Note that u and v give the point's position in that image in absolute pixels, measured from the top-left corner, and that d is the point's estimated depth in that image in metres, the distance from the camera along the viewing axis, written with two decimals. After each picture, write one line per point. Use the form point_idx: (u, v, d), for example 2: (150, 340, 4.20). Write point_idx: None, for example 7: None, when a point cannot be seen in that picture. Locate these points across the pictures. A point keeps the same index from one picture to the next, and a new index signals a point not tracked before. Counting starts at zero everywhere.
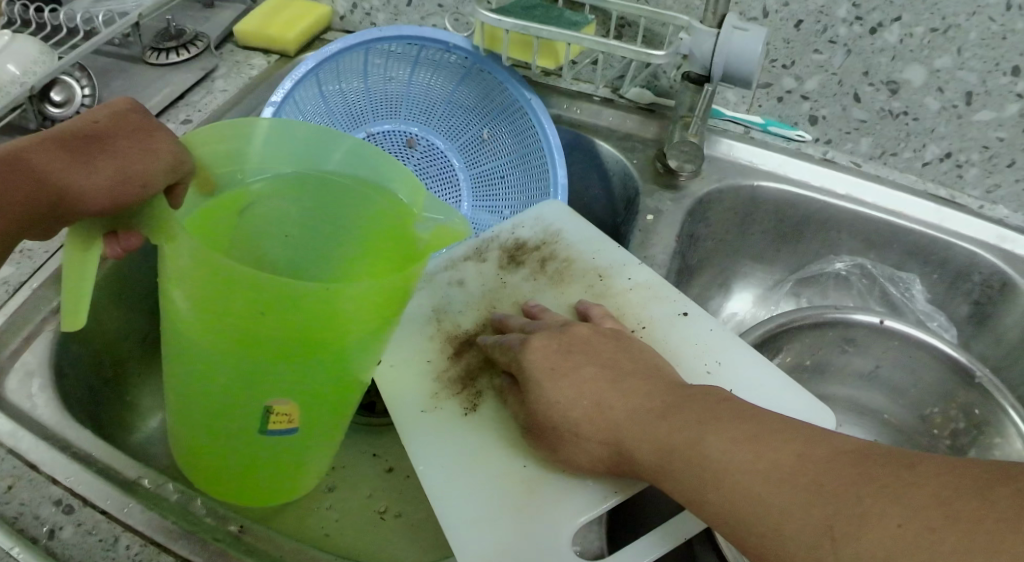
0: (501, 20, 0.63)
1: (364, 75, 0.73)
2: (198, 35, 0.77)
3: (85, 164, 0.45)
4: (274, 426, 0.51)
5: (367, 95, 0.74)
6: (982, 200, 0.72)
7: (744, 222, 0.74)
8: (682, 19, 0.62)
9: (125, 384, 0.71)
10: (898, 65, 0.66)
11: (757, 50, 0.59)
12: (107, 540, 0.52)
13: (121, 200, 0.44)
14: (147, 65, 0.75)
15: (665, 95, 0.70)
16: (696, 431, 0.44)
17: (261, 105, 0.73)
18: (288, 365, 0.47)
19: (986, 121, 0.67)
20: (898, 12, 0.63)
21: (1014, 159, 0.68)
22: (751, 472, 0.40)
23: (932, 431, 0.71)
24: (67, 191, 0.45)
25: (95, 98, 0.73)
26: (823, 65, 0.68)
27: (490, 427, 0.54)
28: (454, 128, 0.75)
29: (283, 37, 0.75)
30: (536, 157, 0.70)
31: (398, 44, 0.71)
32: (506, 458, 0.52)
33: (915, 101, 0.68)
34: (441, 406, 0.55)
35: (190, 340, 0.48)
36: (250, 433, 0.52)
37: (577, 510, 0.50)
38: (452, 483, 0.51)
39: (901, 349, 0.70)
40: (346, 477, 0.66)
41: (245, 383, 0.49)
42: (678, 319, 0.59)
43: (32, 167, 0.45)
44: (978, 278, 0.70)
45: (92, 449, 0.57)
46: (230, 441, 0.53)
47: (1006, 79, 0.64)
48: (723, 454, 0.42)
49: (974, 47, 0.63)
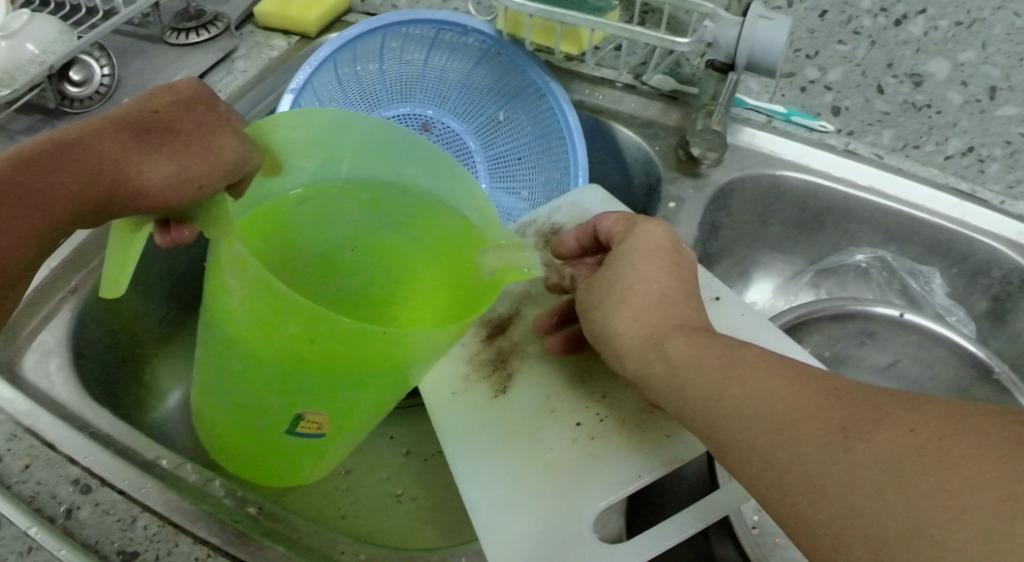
0: (524, 6, 0.62)
1: (377, 60, 0.73)
2: (218, 16, 0.77)
3: (150, 158, 0.49)
4: (303, 429, 0.53)
5: (381, 79, 0.74)
6: (1002, 195, 0.71)
7: (765, 213, 0.74)
8: (707, 7, 0.60)
9: (143, 363, 0.72)
10: (921, 58, 0.66)
11: (780, 40, 0.58)
12: (125, 520, 0.52)
13: (178, 199, 0.48)
14: (168, 45, 0.75)
15: (688, 83, 0.69)
16: (718, 374, 0.44)
17: (282, 86, 0.73)
18: (319, 379, 0.49)
19: (1010, 116, 0.66)
20: (923, 4, 0.63)
21: None
22: (771, 420, 0.40)
23: None
24: (130, 182, 0.48)
25: (113, 78, 0.72)
26: (847, 56, 0.68)
27: (518, 410, 0.55)
28: (470, 111, 0.75)
29: (303, 19, 0.75)
30: (553, 138, 0.70)
31: (412, 27, 0.71)
32: (532, 443, 0.53)
33: (938, 95, 0.67)
34: (471, 388, 0.57)
35: (230, 329, 0.51)
36: (276, 430, 0.54)
37: (599, 494, 0.50)
38: (476, 458, 0.53)
39: (920, 344, 0.70)
40: (362, 461, 0.66)
41: (275, 388, 0.51)
42: (712, 304, 0.58)
43: (100, 152, 0.49)
44: (998, 274, 0.70)
45: (109, 429, 0.57)
46: (257, 430, 0.55)
47: None
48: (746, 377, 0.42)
49: (999, 41, 0.62)
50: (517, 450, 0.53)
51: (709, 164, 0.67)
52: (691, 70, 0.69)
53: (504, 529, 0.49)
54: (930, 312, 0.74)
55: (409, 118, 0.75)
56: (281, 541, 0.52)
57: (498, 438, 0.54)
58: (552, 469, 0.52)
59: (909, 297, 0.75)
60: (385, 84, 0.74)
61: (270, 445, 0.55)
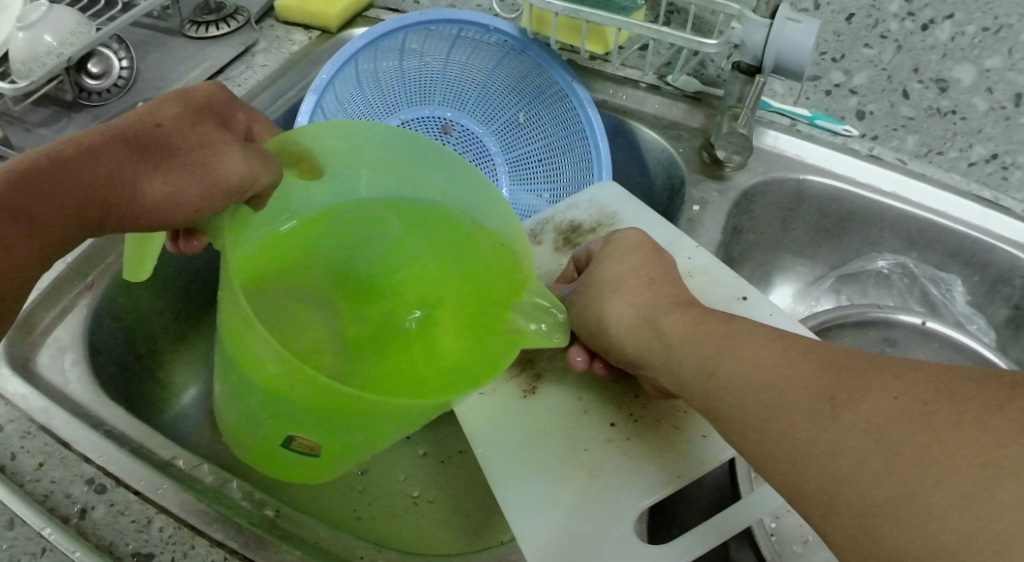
0: (550, 3, 0.61)
1: (397, 60, 0.73)
2: (238, 9, 0.76)
3: (155, 171, 0.48)
4: (298, 447, 0.54)
5: (400, 80, 0.74)
6: None
7: (788, 217, 0.74)
8: (734, 8, 0.60)
9: (159, 358, 0.71)
10: (947, 63, 0.65)
11: (809, 43, 0.57)
12: (140, 521, 0.51)
13: (174, 219, 0.48)
14: (187, 38, 0.75)
15: (713, 85, 0.69)
16: (711, 354, 0.43)
17: (302, 82, 0.72)
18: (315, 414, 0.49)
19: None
20: (950, 9, 0.62)
21: None
22: (755, 391, 0.40)
23: None
24: (139, 195, 0.47)
25: (132, 71, 0.72)
26: (873, 60, 0.67)
27: (550, 409, 0.54)
28: (489, 113, 0.75)
29: (324, 13, 0.74)
30: (575, 139, 0.70)
31: (432, 28, 0.71)
32: (565, 443, 0.53)
33: (963, 101, 0.67)
34: (498, 388, 0.56)
35: (236, 341, 0.50)
36: (273, 442, 0.55)
37: (639, 495, 0.50)
38: (501, 454, 0.52)
39: (941, 353, 0.70)
40: (378, 461, 0.65)
41: (273, 410, 0.51)
42: (737, 304, 0.57)
43: (108, 162, 0.47)
44: (1020, 283, 0.69)
45: (124, 427, 0.57)
46: (259, 436, 0.55)
47: None
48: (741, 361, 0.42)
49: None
50: (548, 450, 0.52)
51: (732, 167, 0.67)
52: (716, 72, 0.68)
53: (527, 532, 0.49)
54: (952, 320, 0.73)
55: (429, 120, 0.75)
56: (300, 545, 0.52)
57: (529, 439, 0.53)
58: (584, 471, 0.51)
59: (931, 305, 0.74)
60: (405, 85, 0.74)
61: (269, 453, 0.56)
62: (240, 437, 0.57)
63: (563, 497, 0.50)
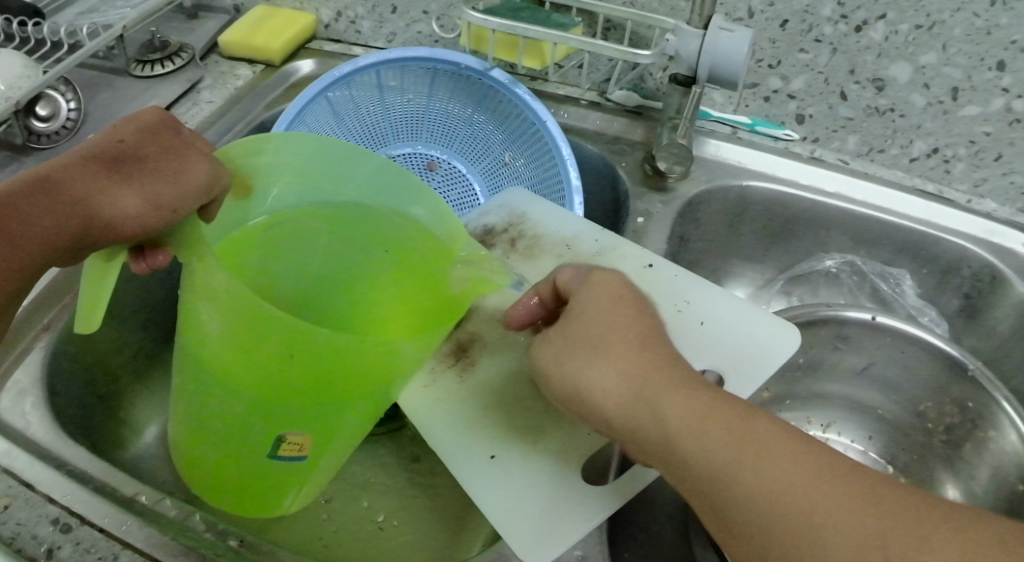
0: (487, 21, 0.62)
1: (381, 98, 0.71)
2: (183, 46, 0.77)
3: (122, 187, 0.48)
4: (284, 452, 0.53)
5: (386, 116, 0.72)
6: (970, 194, 0.72)
7: (736, 224, 0.75)
8: (670, 22, 0.62)
9: (121, 398, 0.71)
10: (883, 62, 0.66)
11: (743, 52, 0.58)
12: (107, 558, 0.52)
13: (151, 227, 0.48)
14: (133, 77, 0.76)
15: (654, 98, 0.71)
16: (719, 451, 0.40)
17: (247, 115, 0.72)
18: (302, 398, 0.49)
19: (972, 116, 0.67)
20: (883, 10, 0.64)
21: (1000, 153, 0.68)
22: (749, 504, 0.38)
23: (926, 427, 0.72)
24: (105, 213, 0.47)
25: (80, 112, 0.72)
26: (809, 64, 0.68)
27: (488, 385, 0.56)
28: (477, 153, 0.73)
29: (268, 47, 0.75)
30: (554, 184, 0.67)
31: (411, 65, 0.69)
32: (508, 412, 0.54)
33: (901, 98, 0.68)
34: (439, 377, 0.57)
35: (215, 351, 0.50)
36: (256, 454, 0.53)
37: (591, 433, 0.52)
38: (481, 449, 0.53)
39: (894, 345, 0.71)
40: (342, 487, 0.66)
41: (257, 409, 0.51)
42: (645, 271, 0.59)
43: (74, 186, 0.48)
44: (968, 272, 0.71)
45: (87, 466, 0.57)
46: (239, 458, 0.54)
47: (992, 73, 0.64)
48: (754, 470, 0.39)
49: (960, 42, 0.63)
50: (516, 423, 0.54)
51: (675, 176, 0.68)
52: (654, 83, 0.70)
53: (528, 525, 0.49)
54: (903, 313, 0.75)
55: (414, 157, 0.73)
56: None
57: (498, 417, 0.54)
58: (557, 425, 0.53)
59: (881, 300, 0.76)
60: (392, 126, 0.73)
61: (254, 474, 0.54)
62: (217, 474, 0.56)
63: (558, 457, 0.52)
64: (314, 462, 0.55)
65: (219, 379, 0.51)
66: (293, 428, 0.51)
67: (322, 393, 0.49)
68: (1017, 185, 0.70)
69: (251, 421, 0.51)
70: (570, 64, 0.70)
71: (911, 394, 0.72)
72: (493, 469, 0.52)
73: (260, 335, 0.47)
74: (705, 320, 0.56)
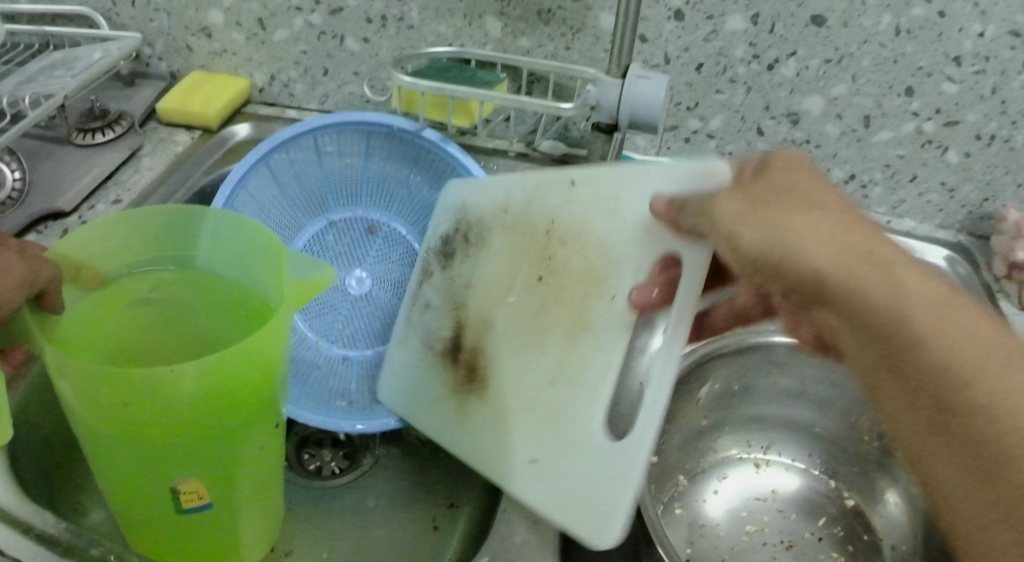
0: (416, 86, 0.65)
1: (319, 162, 0.74)
2: (122, 114, 0.80)
3: None
4: (189, 504, 0.53)
5: (324, 181, 0.75)
6: (890, 214, 0.82)
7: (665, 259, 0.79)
8: (590, 72, 0.66)
9: (75, 466, 0.72)
10: (796, 97, 0.75)
11: (660, 96, 0.62)
12: None
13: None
14: (73, 145, 0.77)
15: (579, 145, 0.75)
16: (919, 326, 0.41)
17: (185, 181, 0.75)
18: (178, 447, 0.49)
19: (886, 140, 0.77)
20: (793, 47, 0.72)
21: (914, 174, 0.79)
22: (997, 413, 0.39)
23: (859, 439, 0.75)
24: None
25: (26, 181, 0.73)
26: (725, 104, 0.76)
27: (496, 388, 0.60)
28: (415, 213, 0.76)
29: (203, 112, 0.80)
30: None
31: (346, 129, 0.72)
32: (517, 413, 0.58)
33: (816, 129, 0.77)
34: (455, 393, 0.63)
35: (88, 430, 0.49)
36: (167, 514, 0.54)
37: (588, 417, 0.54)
38: (518, 466, 0.57)
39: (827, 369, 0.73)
40: (300, 542, 0.67)
41: (145, 472, 0.51)
42: (566, 186, 0.56)
43: None
44: None
45: (46, 526, 0.56)
46: (155, 519, 0.54)
47: (901, 99, 0.74)
48: (921, 334, 0.41)
49: (867, 73, 0.73)
50: (545, 411, 0.56)
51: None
52: (577, 133, 0.75)
53: (574, 504, 0.53)
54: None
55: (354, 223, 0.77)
56: None
57: (535, 421, 0.57)
58: (557, 416, 0.55)
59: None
60: (333, 194, 0.76)
61: (172, 527, 0.55)
62: (145, 540, 0.56)
63: (559, 462, 0.54)
64: (224, 504, 0.55)
65: (100, 456, 0.51)
66: (181, 475, 0.51)
67: (193, 435, 0.49)
68: (932, 204, 0.81)
69: (138, 477, 0.51)
70: (495, 118, 0.75)
71: (844, 412, 0.75)
72: (534, 473, 0.56)
73: (105, 398, 0.45)
74: (624, 188, 0.52)
